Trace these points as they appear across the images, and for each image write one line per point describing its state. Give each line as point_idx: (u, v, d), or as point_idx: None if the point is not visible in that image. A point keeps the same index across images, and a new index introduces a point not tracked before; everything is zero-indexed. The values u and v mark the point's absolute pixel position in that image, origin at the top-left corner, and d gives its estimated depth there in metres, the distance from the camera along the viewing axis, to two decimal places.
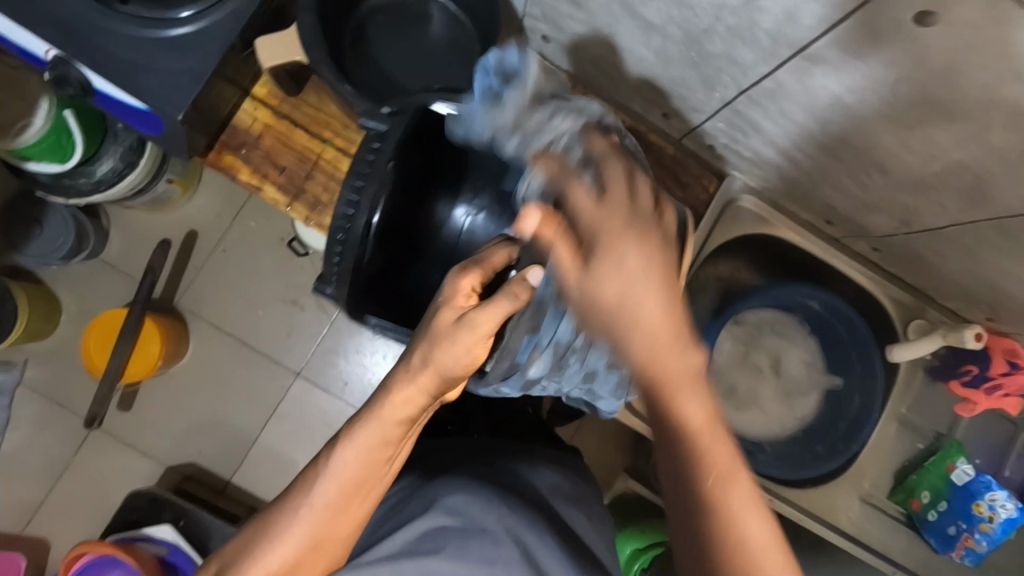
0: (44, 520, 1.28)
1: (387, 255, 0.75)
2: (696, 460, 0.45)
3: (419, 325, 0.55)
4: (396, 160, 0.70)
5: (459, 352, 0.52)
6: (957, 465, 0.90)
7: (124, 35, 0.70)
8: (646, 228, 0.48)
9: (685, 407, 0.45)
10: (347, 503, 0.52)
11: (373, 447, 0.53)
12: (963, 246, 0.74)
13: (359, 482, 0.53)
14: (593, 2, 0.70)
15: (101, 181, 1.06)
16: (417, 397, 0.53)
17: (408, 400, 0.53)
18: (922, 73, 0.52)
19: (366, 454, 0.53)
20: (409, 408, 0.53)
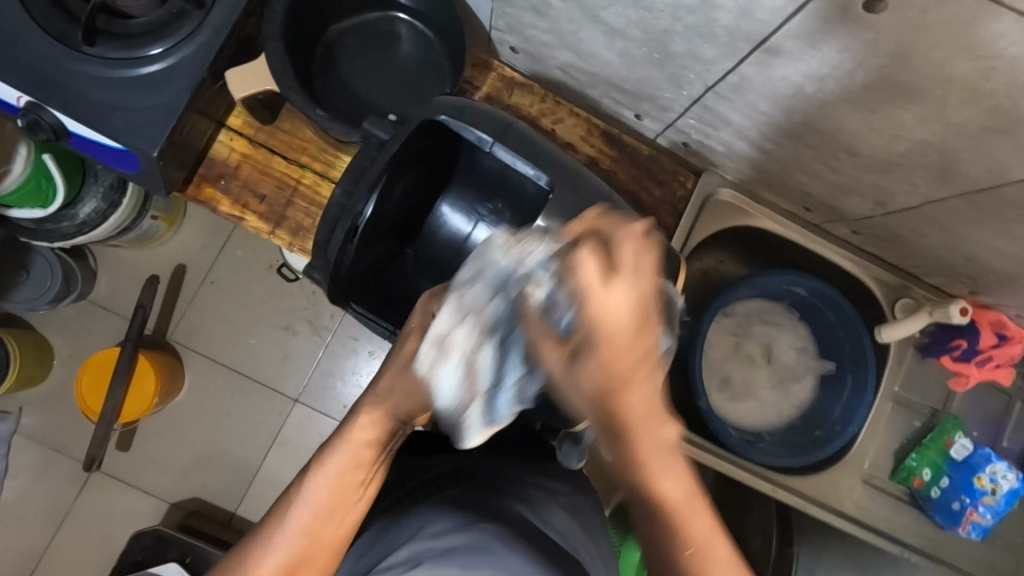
0: (49, 567, 1.27)
1: (374, 253, 0.76)
2: (676, 543, 0.46)
3: (387, 354, 0.60)
4: (390, 167, 0.68)
5: (427, 378, 0.56)
6: (955, 440, 0.91)
7: (92, 77, 0.70)
8: (612, 352, 0.38)
9: (663, 490, 0.44)
10: (324, 526, 0.53)
11: (350, 466, 0.55)
12: (939, 222, 0.75)
13: (331, 505, 0.54)
14: (555, 11, 0.71)
15: (84, 222, 1.06)
16: (383, 417, 0.57)
17: (377, 420, 0.57)
18: (877, 58, 0.52)
19: (341, 475, 0.55)
20: (377, 429, 0.57)
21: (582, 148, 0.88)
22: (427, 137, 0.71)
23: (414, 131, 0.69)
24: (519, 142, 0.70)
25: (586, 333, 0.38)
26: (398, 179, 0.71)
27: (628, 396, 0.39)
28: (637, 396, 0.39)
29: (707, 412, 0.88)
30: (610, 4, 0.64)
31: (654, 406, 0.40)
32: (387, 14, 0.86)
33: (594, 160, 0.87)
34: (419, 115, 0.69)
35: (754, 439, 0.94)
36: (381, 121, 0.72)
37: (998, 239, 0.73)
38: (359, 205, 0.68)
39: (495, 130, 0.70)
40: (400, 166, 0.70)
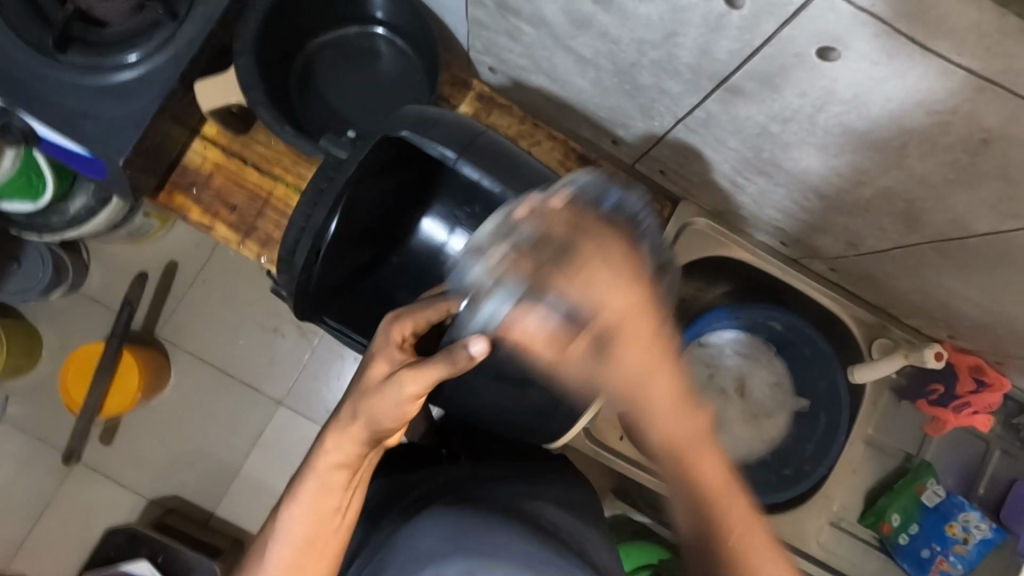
0: (26, 558, 1.27)
1: (352, 264, 0.75)
2: (720, 531, 0.48)
3: (353, 377, 0.58)
4: (352, 184, 0.65)
5: (388, 404, 0.54)
6: (927, 486, 0.90)
7: (64, 84, 0.71)
8: (623, 314, 0.44)
9: (706, 477, 0.48)
10: (304, 557, 0.56)
11: (318, 497, 0.56)
12: (912, 267, 0.74)
13: (309, 536, 0.56)
14: (527, 37, 0.70)
15: (74, 218, 1.07)
16: (348, 444, 0.56)
17: (342, 446, 0.56)
18: (834, 105, 0.51)
19: (314, 504, 0.56)
20: (342, 454, 0.56)
21: (558, 171, 0.87)
22: (392, 149, 0.67)
23: (376, 148, 0.65)
24: (491, 157, 0.65)
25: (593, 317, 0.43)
26: (364, 196, 0.68)
27: (622, 354, 0.44)
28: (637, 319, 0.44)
29: None
30: (578, 34, 0.63)
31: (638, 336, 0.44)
32: (366, 30, 0.86)
33: None
34: (378, 131, 0.66)
35: None
36: (337, 140, 0.70)
37: (969, 288, 0.71)
38: (321, 224, 0.65)
39: (460, 146, 0.64)
40: (368, 181, 0.67)
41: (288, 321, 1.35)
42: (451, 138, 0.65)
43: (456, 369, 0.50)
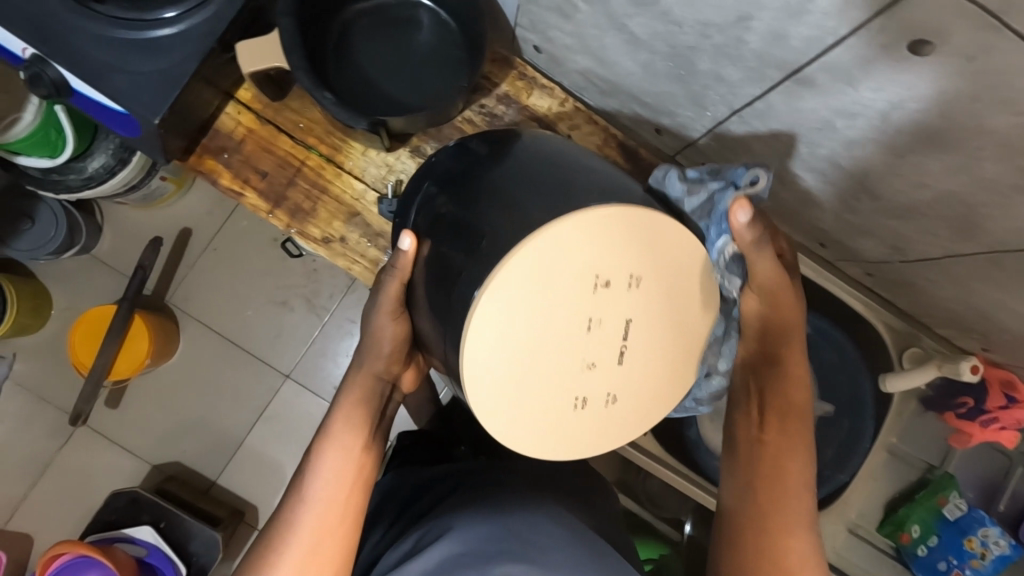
0: (25, 517, 1.26)
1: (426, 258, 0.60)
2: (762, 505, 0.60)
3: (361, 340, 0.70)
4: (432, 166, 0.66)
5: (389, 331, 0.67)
6: (949, 499, 0.88)
7: (98, 36, 0.68)
8: (774, 325, 0.66)
9: (781, 466, 0.61)
10: (336, 483, 0.64)
11: (344, 429, 0.67)
12: (957, 278, 0.72)
13: (341, 461, 0.66)
14: (580, 15, 0.68)
15: (91, 177, 1.04)
16: (361, 380, 0.69)
17: (358, 383, 0.69)
18: (912, 102, 0.49)
19: (340, 435, 0.67)
20: (359, 388, 0.69)
21: None
22: (458, 155, 0.64)
23: (448, 151, 0.66)
24: (542, 151, 0.60)
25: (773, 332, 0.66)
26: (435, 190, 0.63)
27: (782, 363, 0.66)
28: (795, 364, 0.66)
29: (696, 443, 0.91)
30: (636, 14, 0.61)
31: (802, 393, 0.65)
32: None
33: None
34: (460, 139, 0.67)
35: None
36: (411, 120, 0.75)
37: (1016, 300, 0.70)
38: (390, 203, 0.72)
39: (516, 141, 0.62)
40: (450, 171, 0.62)
41: (299, 294, 1.33)
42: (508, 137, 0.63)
43: (399, 268, 0.61)
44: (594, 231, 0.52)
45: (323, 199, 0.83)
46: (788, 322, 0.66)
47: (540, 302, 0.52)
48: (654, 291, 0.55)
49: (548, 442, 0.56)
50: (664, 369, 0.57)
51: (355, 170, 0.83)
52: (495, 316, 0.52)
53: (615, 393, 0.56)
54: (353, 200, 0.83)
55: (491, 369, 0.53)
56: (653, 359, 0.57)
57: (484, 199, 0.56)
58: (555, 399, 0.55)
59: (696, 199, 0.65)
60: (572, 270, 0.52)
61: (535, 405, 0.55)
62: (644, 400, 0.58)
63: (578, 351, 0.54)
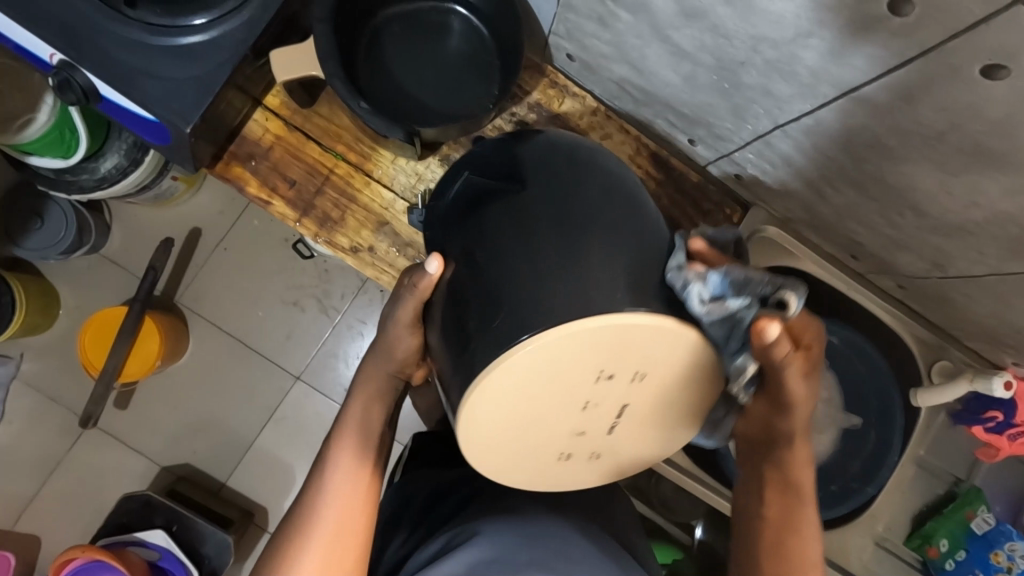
0: (34, 518, 1.25)
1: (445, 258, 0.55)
2: None
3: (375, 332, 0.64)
4: (471, 160, 0.60)
5: (405, 339, 0.60)
6: (977, 513, 0.90)
7: (130, 41, 0.67)
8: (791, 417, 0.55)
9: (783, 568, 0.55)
10: (352, 481, 0.62)
11: (361, 423, 0.65)
12: (998, 295, 0.71)
13: (357, 459, 0.63)
14: (622, 24, 0.67)
15: (104, 177, 1.02)
16: (374, 373, 0.64)
17: (372, 377, 0.65)
18: (976, 123, 0.49)
19: (356, 431, 0.64)
20: (372, 382, 0.64)
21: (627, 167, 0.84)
22: (504, 152, 0.58)
23: (492, 146, 0.60)
24: (592, 169, 0.55)
25: (787, 421, 0.55)
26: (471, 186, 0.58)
27: (790, 452, 0.56)
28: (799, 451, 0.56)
29: (726, 453, 0.89)
30: (685, 26, 0.60)
31: (809, 481, 0.57)
32: (441, 4, 0.81)
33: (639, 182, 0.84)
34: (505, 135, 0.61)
35: None
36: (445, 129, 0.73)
37: None
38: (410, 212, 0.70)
39: (567, 148, 0.57)
40: (497, 168, 0.57)
41: (313, 295, 1.32)
42: (558, 143, 0.58)
43: (419, 291, 0.55)
44: (621, 335, 0.50)
45: (352, 208, 0.82)
46: (796, 416, 0.54)
47: (548, 378, 0.51)
48: (660, 385, 0.54)
49: (524, 480, 0.58)
50: (660, 437, 0.58)
51: (384, 178, 0.82)
52: (523, 369, 0.49)
53: (599, 453, 0.57)
54: (382, 209, 0.82)
55: (487, 421, 0.53)
56: (646, 431, 0.57)
57: (518, 221, 0.51)
58: (541, 448, 0.56)
59: (715, 313, 0.50)
60: (598, 352, 0.50)
61: (523, 450, 0.56)
62: (626, 459, 0.59)
63: (571, 419, 0.54)
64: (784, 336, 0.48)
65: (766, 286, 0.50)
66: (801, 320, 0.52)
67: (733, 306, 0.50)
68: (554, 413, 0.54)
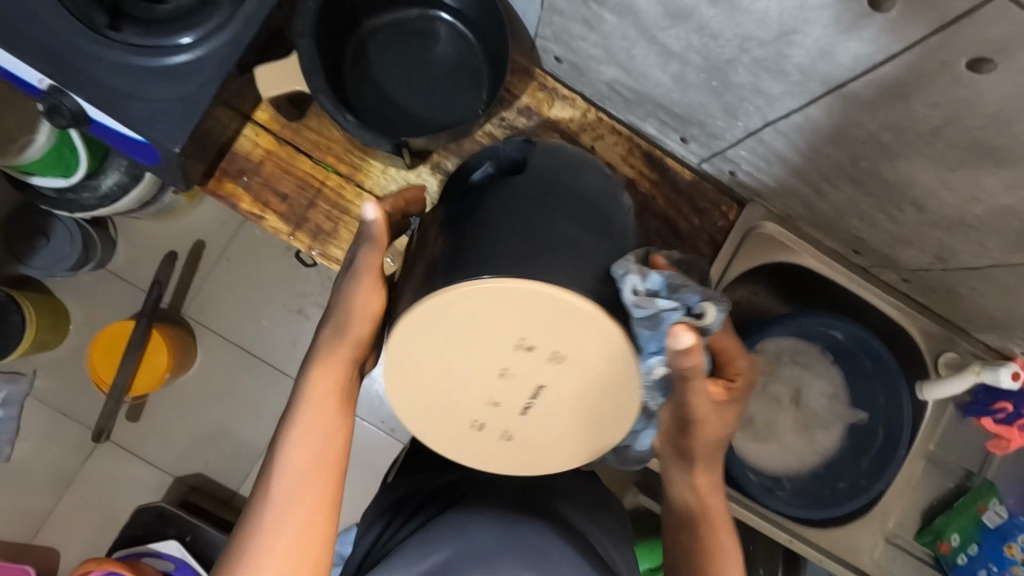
0: (51, 533, 1.27)
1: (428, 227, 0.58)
2: None
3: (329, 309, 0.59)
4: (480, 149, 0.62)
5: (366, 303, 0.57)
6: (989, 506, 0.87)
7: (117, 64, 0.67)
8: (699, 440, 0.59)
9: None
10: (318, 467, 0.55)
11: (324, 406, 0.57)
12: (1003, 287, 0.70)
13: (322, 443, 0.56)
14: (607, 26, 0.66)
15: (105, 195, 1.02)
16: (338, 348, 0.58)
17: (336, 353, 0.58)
18: (971, 117, 0.48)
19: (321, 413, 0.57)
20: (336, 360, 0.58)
21: (622, 168, 0.83)
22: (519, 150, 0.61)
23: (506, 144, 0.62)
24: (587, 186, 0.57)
25: (692, 444, 0.60)
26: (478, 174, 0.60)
27: (697, 472, 0.61)
28: (708, 472, 0.62)
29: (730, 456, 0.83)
30: (670, 26, 0.59)
31: (717, 499, 0.62)
32: (426, 12, 0.81)
33: (633, 183, 0.83)
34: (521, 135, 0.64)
35: (772, 485, 0.90)
36: (433, 139, 0.73)
37: None
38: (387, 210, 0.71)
39: (568, 163, 0.60)
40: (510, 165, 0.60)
41: (317, 304, 1.32)
42: (566, 156, 0.61)
43: (377, 243, 0.56)
44: (555, 311, 0.52)
45: (344, 220, 0.82)
46: (713, 439, 0.60)
47: (476, 333, 0.54)
48: (573, 368, 0.54)
49: (430, 439, 0.58)
50: (573, 431, 0.57)
51: (376, 189, 0.82)
52: (463, 309, 0.52)
53: (510, 435, 0.58)
54: None
55: (414, 358, 0.55)
56: (559, 421, 0.57)
57: (506, 205, 0.54)
58: (459, 409, 0.57)
59: (643, 309, 0.52)
60: (535, 320, 0.52)
61: (436, 403, 0.57)
62: (537, 450, 0.58)
63: (489, 388, 0.56)
64: (695, 348, 0.50)
65: (692, 297, 0.53)
66: (730, 347, 0.58)
67: (663, 308, 0.52)
68: (482, 376, 0.55)
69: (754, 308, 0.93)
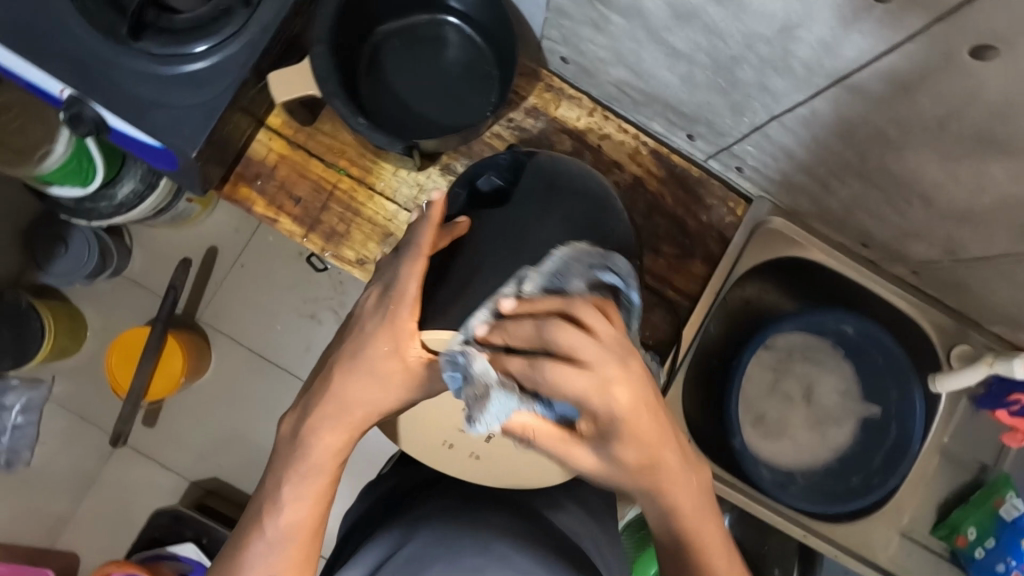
0: (72, 536, 1.29)
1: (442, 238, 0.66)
2: None
3: (351, 331, 0.57)
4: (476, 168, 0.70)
5: (387, 338, 0.54)
6: (1005, 499, 0.85)
7: (136, 73, 0.69)
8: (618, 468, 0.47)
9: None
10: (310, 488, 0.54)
11: (330, 431, 0.55)
12: (1013, 278, 0.70)
13: (321, 465, 0.55)
14: (614, 27, 0.67)
15: (122, 203, 1.05)
16: (358, 377, 0.55)
17: (352, 381, 0.55)
18: (974, 108, 0.48)
19: (327, 436, 0.55)
20: (353, 388, 0.55)
21: (629, 167, 0.84)
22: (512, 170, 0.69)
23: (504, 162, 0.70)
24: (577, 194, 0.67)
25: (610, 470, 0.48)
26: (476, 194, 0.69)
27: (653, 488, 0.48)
28: (668, 481, 0.48)
29: (742, 451, 0.83)
30: (676, 26, 0.60)
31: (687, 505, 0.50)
32: (435, 17, 0.82)
33: (640, 181, 0.84)
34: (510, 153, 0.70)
35: (786, 480, 0.90)
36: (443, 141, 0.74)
37: None
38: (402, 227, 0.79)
39: (562, 181, 0.67)
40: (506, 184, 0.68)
41: (329, 307, 1.34)
42: (557, 168, 0.69)
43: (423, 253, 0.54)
44: None
45: (356, 222, 0.83)
46: (629, 462, 0.46)
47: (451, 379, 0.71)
48: None
49: (412, 446, 0.73)
50: (530, 470, 0.70)
51: (387, 190, 0.83)
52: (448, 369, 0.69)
53: (478, 455, 0.72)
54: (387, 221, 0.83)
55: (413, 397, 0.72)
56: (516, 456, 0.70)
57: (507, 227, 0.64)
58: (437, 429, 0.73)
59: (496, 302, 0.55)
60: None
61: (427, 414, 0.73)
62: (496, 476, 0.71)
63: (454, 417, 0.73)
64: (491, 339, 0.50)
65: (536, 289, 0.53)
66: (588, 384, 0.43)
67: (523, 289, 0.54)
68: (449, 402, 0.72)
69: (766, 303, 0.93)
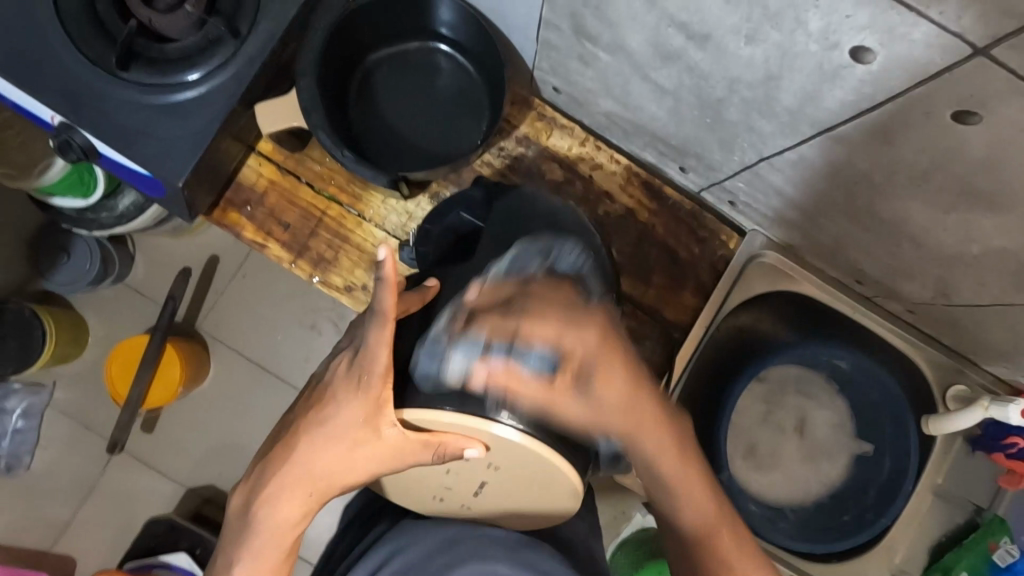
0: (69, 542, 1.29)
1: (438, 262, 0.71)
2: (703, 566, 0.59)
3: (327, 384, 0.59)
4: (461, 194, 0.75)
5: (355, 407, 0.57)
6: (1000, 544, 0.83)
7: (126, 101, 0.69)
8: (613, 410, 0.54)
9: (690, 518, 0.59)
10: (279, 535, 0.58)
11: (298, 485, 0.58)
12: (1007, 323, 0.69)
13: (289, 516, 0.59)
14: (602, 63, 0.67)
15: (122, 214, 1.04)
16: (330, 441, 0.58)
17: (323, 444, 0.58)
18: (959, 164, 0.47)
19: (295, 489, 0.59)
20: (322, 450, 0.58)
21: (620, 197, 0.83)
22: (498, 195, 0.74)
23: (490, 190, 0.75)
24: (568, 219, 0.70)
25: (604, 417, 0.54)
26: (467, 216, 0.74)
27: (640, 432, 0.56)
28: (654, 432, 0.56)
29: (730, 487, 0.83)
30: (662, 66, 0.59)
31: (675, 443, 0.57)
32: (426, 43, 0.82)
33: (631, 213, 0.83)
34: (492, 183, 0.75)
35: (776, 516, 0.89)
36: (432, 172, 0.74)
37: None
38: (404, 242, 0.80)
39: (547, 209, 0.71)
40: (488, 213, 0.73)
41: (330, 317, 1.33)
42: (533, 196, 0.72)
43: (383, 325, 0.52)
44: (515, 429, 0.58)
45: (345, 249, 0.83)
46: (618, 402, 0.54)
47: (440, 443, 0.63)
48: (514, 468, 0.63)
49: (399, 497, 0.68)
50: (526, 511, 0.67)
51: (375, 219, 0.83)
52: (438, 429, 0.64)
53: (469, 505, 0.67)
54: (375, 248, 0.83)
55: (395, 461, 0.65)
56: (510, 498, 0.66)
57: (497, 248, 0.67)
58: (423, 487, 0.66)
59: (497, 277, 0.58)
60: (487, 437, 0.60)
61: (408, 481, 0.65)
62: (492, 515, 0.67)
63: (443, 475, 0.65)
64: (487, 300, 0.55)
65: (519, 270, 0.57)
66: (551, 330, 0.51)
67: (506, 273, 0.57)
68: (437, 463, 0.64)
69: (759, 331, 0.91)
